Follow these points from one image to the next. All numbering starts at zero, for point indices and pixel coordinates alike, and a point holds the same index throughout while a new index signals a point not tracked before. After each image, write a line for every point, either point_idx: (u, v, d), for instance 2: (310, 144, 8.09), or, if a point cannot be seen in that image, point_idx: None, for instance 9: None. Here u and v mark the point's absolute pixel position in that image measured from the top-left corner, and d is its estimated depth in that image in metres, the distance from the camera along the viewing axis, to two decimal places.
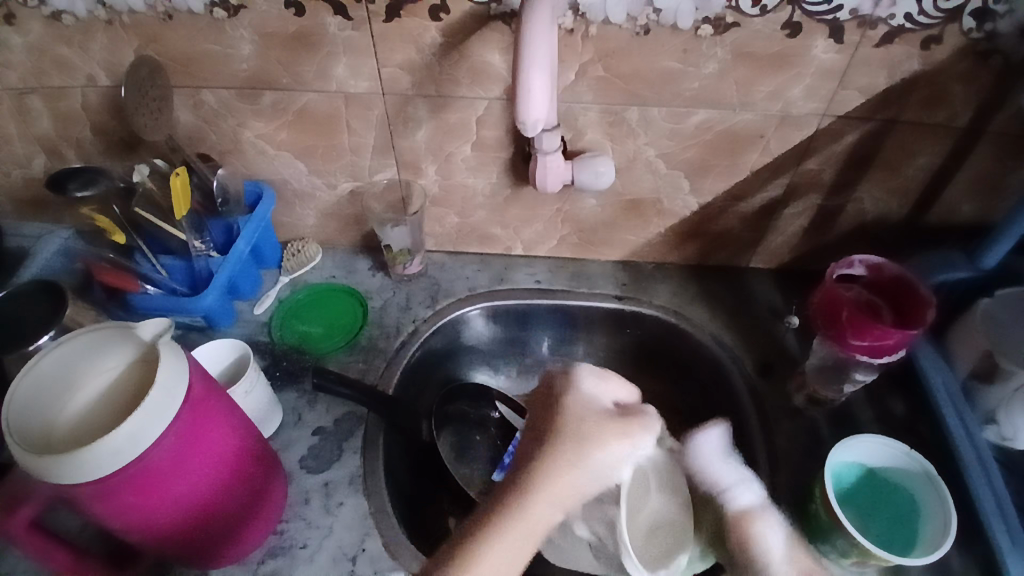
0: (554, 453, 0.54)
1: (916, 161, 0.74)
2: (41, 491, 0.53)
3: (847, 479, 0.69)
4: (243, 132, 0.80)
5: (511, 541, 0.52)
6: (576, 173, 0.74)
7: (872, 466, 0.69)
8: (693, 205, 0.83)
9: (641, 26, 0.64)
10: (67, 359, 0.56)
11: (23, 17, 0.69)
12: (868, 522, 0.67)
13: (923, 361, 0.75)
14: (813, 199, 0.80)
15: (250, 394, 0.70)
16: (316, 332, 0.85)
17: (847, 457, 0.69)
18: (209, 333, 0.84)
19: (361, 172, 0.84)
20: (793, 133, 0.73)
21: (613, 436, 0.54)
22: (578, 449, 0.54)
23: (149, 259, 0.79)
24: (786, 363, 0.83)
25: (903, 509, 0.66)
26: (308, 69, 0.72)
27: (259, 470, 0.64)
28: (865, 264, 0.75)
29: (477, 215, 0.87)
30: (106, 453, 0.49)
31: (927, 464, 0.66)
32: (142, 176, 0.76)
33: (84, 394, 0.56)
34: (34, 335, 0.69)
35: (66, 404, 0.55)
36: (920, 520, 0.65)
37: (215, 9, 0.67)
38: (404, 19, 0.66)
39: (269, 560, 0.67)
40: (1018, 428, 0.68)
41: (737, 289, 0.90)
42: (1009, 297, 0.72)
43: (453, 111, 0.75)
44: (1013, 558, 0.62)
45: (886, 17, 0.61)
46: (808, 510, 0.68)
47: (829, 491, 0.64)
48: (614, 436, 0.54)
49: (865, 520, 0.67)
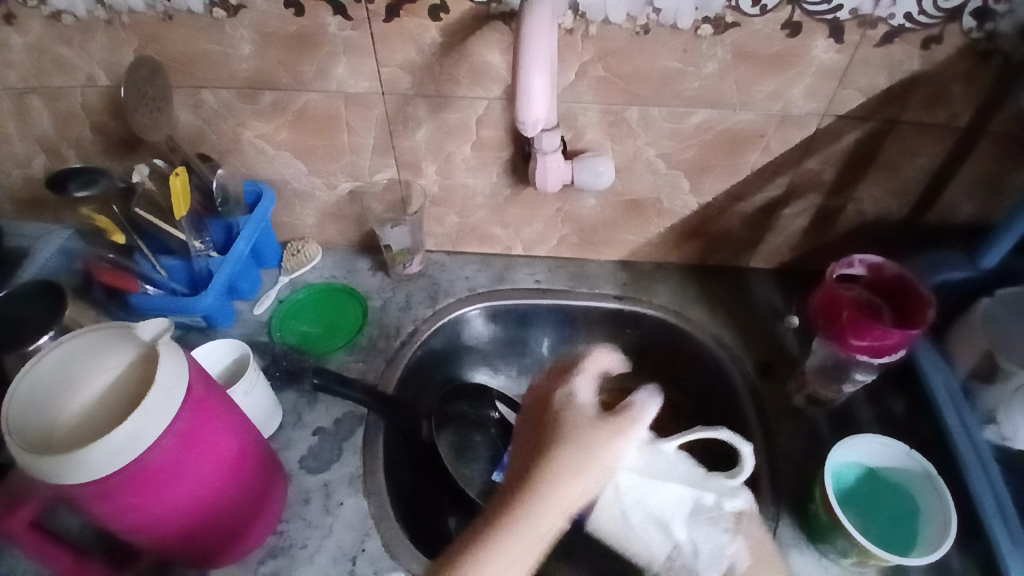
0: (564, 450, 0.61)
1: (916, 161, 0.74)
2: (41, 491, 0.54)
3: (848, 479, 0.68)
4: (243, 132, 0.80)
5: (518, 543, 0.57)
6: (576, 173, 0.74)
7: (872, 466, 0.69)
8: (693, 205, 0.83)
9: (641, 26, 0.64)
10: (70, 357, 0.56)
11: (23, 17, 0.69)
12: (868, 522, 0.66)
13: (923, 362, 0.75)
14: (813, 199, 0.80)
15: (249, 394, 0.70)
16: (316, 333, 0.85)
17: (848, 457, 0.69)
18: (209, 333, 0.85)
19: (361, 172, 0.83)
20: (794, 133, 0.73)
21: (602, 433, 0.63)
22: (591, 446, 0.62)
23: (149, 259, 0.79)
24: (786, 363, 0.83)
25: (903, 509, 0.66)
26: (308, 69, 0.72)
27: (259, 470, 0.64)
28: (864, 264, 0.75)
29: (478, 215, 0.87)
30: (106, 454, 0.49)
31: (927, 464, 0.66)
32: (141, 177, 0.76)
33: (85, 394, 0.55)
34: (33, 335, 0.69)
35: (67, 404, 0.55)
36: (920, 520, 0.65)
37: (215, 9, 0.67)
38: (404, 19, 0.66)
39: (269, 561, 0.67)
40: (1018, 428, 0.67)
41: (737, 289, 0.90)
42: (1008, 298, 0.72)
43: (453, 111, 0.75)
44: (1013, 558, 0.62)
45: (887, 17, 0.61)
46: (808, 510, 0.68)
47: (829, 491, 0.64)
48: (607, 436, 0.63)
49: (865, 521, 0.67)
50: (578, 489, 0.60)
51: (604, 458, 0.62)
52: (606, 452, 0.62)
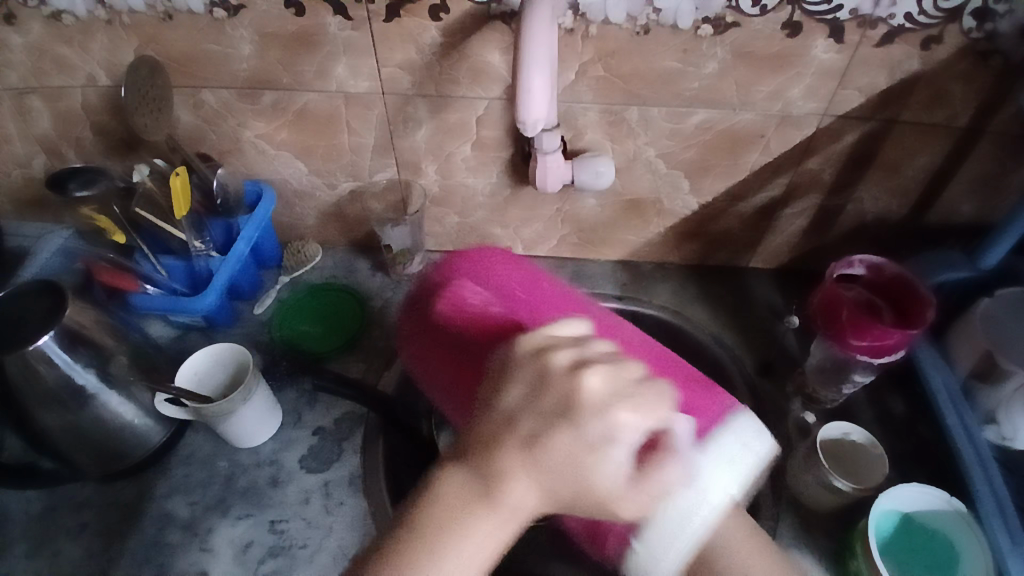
0: (611, 444, 0.41)
1: (916, 161, 0.74)
2: (509, 453, 0.42)
3: (886, 529, 0.65)
4: (243, 132, 0.80)
5: (468, 545, 0.42)
6: (576, 173, 0.74)
7: (906, 513, 0.66)
8: (693, 205, 0.83)
9: (641, 26, 0.64)
10: (744, 436, 0.50)
11: (22, 17, 0.69)
12: (904, 571, 0.63)
13: (923, 362, 0.75)
14: (812, 199, 0.81)
15: (249, 402, 0.71)
16: (315, 333, 0.85)
17: (885, 505, 0.65)
18: (210, 333, 0.86)
19: (361, 172, 0.84)
20: (794, 133, 0.73)
21: (614, 499, 0.41)
22: (601, 421, 0.41)
23: (149, 259, 0.80)
24: (786, 363, 0.82)
25: (940, 557, 0.63)
26: (308, 68, 0.72)
27: (524, 271, 0.62)
28: (864, 264, 0.76)
29: (478, 215, 0.87)
30: (708, 483, 0.47)
31: (961, 506, 0.64)
32: (142, 176, 0.76)
33: (726, 479, 0.48)
34: (31, 336, 0.63)
35: (729, 479, 0.48)
36: (959, 568, 0.62)
37: (215, 8, 0.67)
38: (404, 19, 0.66)
39: (270, 560, 0.68)
40: (1017, 428, 0.68)
41: (738, 289, 0.90)
42: (1009, 298, 0.72)
43: (453, 111, 0.75)
44: (1014, 558, 0.61)
45: (887, 17, 0.62)
46: (847, 565, 0.64)
47: (870, 544, 0.61)
48: (604, 436, 0.41)
49: (902, 571, 0.63)
50: (512, 508, 0.42)
51: (604, 431, 0.41)
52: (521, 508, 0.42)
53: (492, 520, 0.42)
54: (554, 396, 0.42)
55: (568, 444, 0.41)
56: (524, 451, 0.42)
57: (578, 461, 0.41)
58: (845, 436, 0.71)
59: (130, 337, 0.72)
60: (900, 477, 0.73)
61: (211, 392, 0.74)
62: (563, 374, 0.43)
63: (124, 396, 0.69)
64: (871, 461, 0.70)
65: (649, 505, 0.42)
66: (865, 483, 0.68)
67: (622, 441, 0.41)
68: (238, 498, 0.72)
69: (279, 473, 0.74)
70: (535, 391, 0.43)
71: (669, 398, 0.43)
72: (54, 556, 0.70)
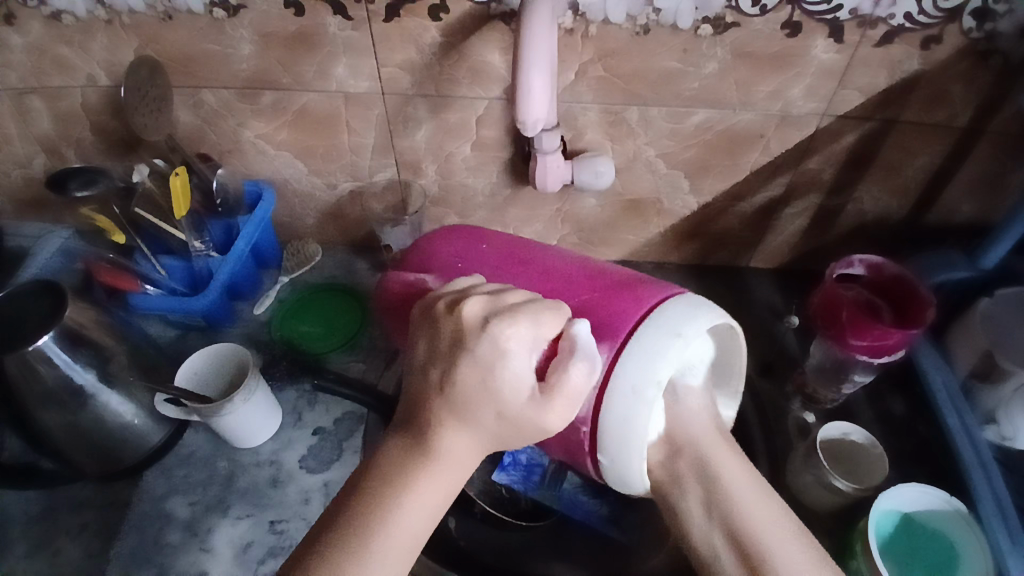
0: (508, 370, 0.42)
1: (916, 161, 0.74)
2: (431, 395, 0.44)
3: (886, 529, 0.65)
4: (243, 132, 0.80)
5: (417, 496, 0.44)
6: (576, 173, 0.74)
7: (906, 512, 0.66)
8: (693, 205, 0.83)
9: (641, 26, 0.64)
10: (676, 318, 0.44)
11: (23, 17, 0.70)
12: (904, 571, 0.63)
13: (923, 361, 0.76)
14: (812, 199, 0.81)
15: (249, 402, 0.71)
16: (316, 332, 0.85)
17: (886, 506, 0.65)
18: (209, 334, 0.86)
19: (361, 172, 0.84)
20: (793, 133, 0.73)
21: (525, 417, 0.41)
22: (490, 349, 0.42)
23: (149, 259, 0.80)
24: (786, 363, 0.83)
25: (941, 557, 0.63)
26: (307, 69, 0.72)
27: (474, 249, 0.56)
28: (864, 264, 0.75)
29: (478, 215, 0.87)
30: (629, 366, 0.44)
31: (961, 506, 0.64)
32: (142, 176, 0.77)
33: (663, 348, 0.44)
34: (31, 336, 0.63)
35: (651, 358, 0.43)
36: (959, 568, 0.62)
37: (215, 8, 0.67)
38: (404, 19, 0.66)
39: (270, 561, 0.68)
40: (1017, 428, 0.66)
41: (737, 289, 0.90)
42: (1008, 297, 0.71)
43: (453, 111, 0.75)
44: (1014, 559, 0.61)
45: (887, 17, 0.62)
46: (847, 565, 0.64)
47: (869, 543, 0.61)
48: (504, 360, 0.42)
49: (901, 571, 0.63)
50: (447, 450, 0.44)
51: (493, 355, 0.42)
52: (458, 456, 0.44)
53: (433, 468, 0.44)
54: (447, 332, 0.44)
55: (471, 369, 0.42)
56: (443, 393, 0.43)
57: (489, 380, 0.42)
58: (845, 437, 0.71)
59: (130, 338, 0.72)
60: (899, 477, 0.73)
61: (211, 392, 0.74)
62: (473, 325, 0.43)
63: (124, 397, 0.69)
64: (872, 461, 0.70)
65: (569, 412, 0.42)
66: (866, 483, 0.68)
67: (516, 355, 0.42)
68: (238, 498, 0.72)
69: (279, 474, 0.74)
70: (433, 339, 0.45)
71: (562, 309, 0.43)
72: (54, 556, 0.70)
